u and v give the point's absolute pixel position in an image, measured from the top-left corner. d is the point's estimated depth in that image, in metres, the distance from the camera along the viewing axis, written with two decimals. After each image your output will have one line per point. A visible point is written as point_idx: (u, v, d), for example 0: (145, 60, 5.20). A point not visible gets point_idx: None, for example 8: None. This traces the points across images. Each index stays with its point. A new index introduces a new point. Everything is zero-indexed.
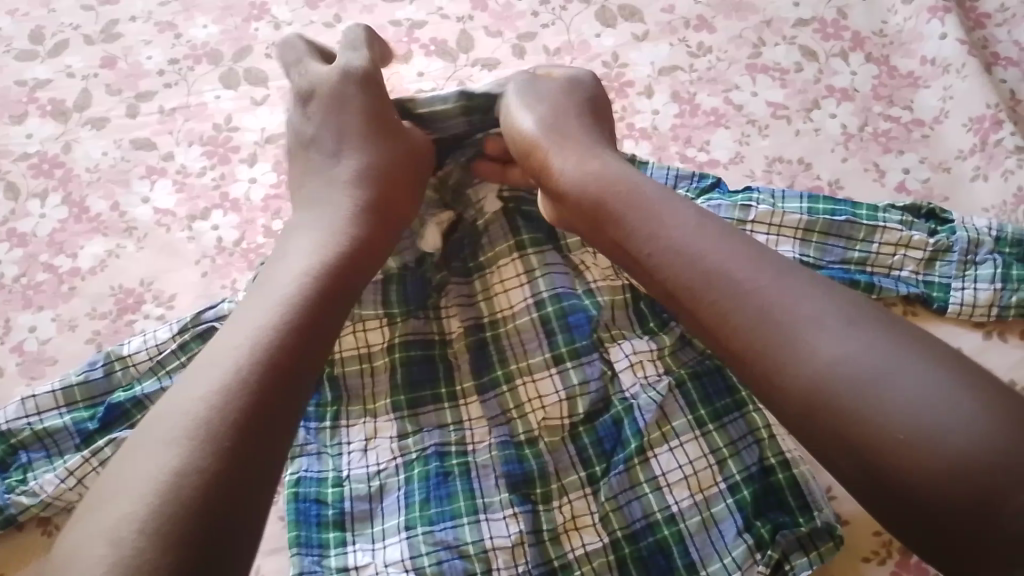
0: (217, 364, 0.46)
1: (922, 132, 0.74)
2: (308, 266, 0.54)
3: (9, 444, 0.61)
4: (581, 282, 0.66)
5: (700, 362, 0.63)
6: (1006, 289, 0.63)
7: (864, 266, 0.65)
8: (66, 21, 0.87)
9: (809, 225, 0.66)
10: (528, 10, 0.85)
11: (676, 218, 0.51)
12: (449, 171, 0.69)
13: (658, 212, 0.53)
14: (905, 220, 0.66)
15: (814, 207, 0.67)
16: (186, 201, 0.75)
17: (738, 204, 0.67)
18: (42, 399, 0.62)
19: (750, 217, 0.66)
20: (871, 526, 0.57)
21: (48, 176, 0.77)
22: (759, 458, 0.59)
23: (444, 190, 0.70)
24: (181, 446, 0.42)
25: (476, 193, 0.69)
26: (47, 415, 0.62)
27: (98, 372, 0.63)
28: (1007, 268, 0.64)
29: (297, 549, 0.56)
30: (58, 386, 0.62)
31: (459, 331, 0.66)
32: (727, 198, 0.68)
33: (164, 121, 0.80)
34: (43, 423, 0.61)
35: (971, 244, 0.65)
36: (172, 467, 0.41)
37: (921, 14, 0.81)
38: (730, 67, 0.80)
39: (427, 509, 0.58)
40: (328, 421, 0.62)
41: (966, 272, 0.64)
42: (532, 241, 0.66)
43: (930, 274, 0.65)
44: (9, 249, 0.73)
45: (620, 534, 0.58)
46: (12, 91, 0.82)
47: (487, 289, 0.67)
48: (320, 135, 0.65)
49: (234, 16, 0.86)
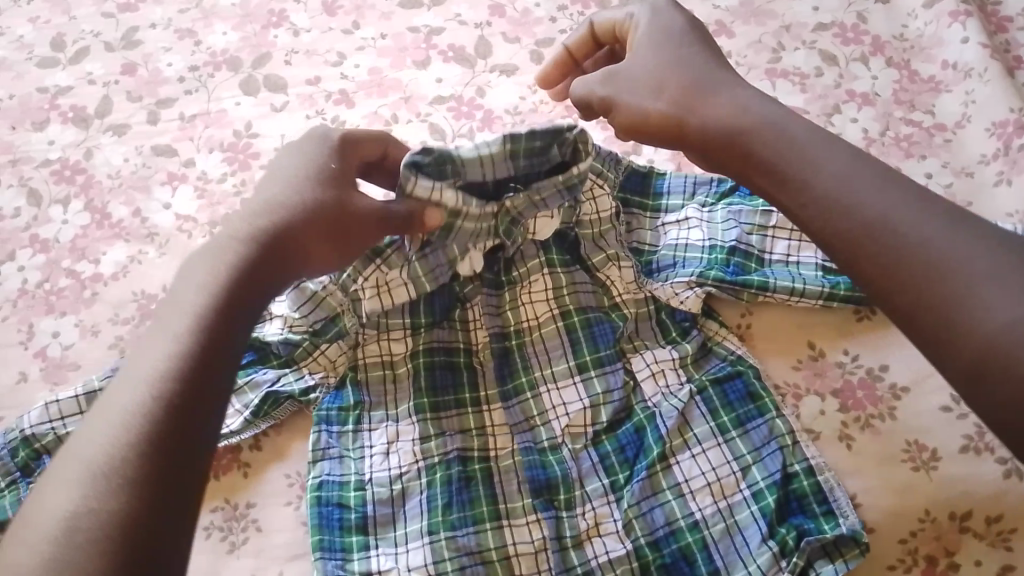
0: (133, 377, 0.42)
1: (944, 137, 0.74)
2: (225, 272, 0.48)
3: (32, 449, 0.61)
4: (606, 297, 0.66)
5: (722, 368, 0.63)
6: None
7: None
8: (87, 29, 0.87)
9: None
10: (546, 16, 0.85)
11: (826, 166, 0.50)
12: (517, 203, 0.60)
13: (801, 153, 0.51)
14: None
15: None
16: (206, 207, 0.75)
17: (761, 210, 0.68)
18: (65, 403, 0.62)
19: (771, 223, 0.67)
20: (897, 533, 0.57)
21: (70, 182, 0.77)
22: (783, 465, 0.58)
23: (502, 220, 0.61)
24: (88, 483, 0.37)
25: (534, 223, 0.62)
26: (68, 421, 0.62)
27: None
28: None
29: (320, 553, 0.57)
30: (81, 392, 0.62)
31: (483, 341, 0.65)
32: (749, 202, 0.69)
33: (184, 128, 0.80)
34: (65, 428, 0.61)
35: None
36: (78, 505, 0.36)
37: (942, 19, 0.80)
38: (750, 72, 0.79)
39: (449, 514, 0.58)
40: (350, 425, 0.62)
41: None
42: (561, 260, 0.66)
43: None
44: (31, 255, 0.73)
45: (644, 540, 0.57)
46: (33, 98, 0.83)
47: (513, 301, 0.66)
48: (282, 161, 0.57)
49: (253, 23, 0.87)
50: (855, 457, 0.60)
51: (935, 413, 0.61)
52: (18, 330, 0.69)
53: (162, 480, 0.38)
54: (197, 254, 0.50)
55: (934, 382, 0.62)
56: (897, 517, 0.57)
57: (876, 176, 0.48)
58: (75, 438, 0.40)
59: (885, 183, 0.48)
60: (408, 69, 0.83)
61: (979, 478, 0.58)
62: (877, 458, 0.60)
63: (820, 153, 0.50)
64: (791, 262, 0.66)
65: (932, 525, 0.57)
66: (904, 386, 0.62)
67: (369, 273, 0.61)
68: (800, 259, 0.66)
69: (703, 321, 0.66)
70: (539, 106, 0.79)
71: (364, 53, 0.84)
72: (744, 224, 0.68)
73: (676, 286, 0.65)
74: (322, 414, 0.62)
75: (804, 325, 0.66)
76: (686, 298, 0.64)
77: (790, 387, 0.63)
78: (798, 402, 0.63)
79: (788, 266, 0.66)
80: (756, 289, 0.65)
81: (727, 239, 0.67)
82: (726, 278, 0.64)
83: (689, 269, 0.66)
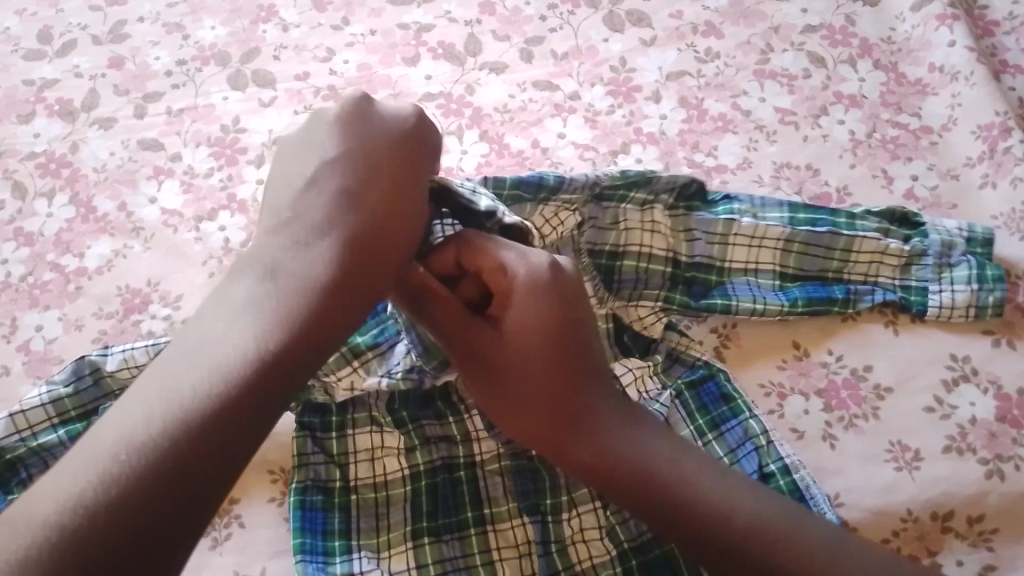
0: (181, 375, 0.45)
1: (931, 139, 0.75)
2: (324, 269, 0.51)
3: (1, 460, 0.58)
4: None
5: (694, 371, 0.63)
6: (983, 290, 0.65)
7: (840, 277, 0.67)
8: (74, 21, 0.87)
9: (791, 238, 0.66)
10: (536, 14, 0.85)
11: (713, 486, 0.51)
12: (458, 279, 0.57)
13: (685, 467, 0.52)
14: (882, 228, 0.67)
15: (795, 217, 0.67)
16: (192, 202, 0.75)
17: (722, 219, 0.66)
18: (32, 412, 0.59)
19: (734, 231, 0.66)
20: (878, 534, 0.57)
21: (55, 176, 0.77)
22: (759, 466, 0.59)
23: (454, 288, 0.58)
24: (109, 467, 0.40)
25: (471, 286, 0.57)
26: (38, 430, 0.59)
27: (86, 382, 0.60)
28: (981, 269, 0.66)
29: (301, 556, 0.56)
30: (47, 398, 0.59)
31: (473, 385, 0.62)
32: (710, 210, 0.67)
33: (171, 122, 0.80)
34: (37, 437, 0.59)
35: (944, 247, 0.67)
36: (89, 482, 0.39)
37: (929, 22, 0.81)
38: (738, 73, 0.80)
39: (435, 519, 0.58)
40: (334, 431, 0.61)
41: (942, 274, 0.66)
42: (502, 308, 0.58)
43: (907, 280, 0.67)
44: (15, 248, 0.73)
45: (627, 545, 0.58)
46: (19, 90, 0.82)
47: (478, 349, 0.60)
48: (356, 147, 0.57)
49: (242, 17, 0.86)
50: (838, 457, 0.60)
51: (918, 415, 0.61)
52: (0, 324, 0.69)
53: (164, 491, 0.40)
54: (261, 246, 0.53)
55: (918, 382, 0.63)
56: (880, 515, 0.57)
57: (755, 493, 0.51)
58: (118, 422, 0.43)
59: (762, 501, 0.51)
60: (398, 66, 0.82)
61: (962, 478, 0.58)
62: (861, 457, 0.60)
63: (697, 471, 0.52)
64: (749, 270, 0.67)
65: (915, 524, 0.57)
66: (888, 386, 0.63)
67: (345, 374, 0.60)
68: (758, 269, 0.67)
69: (665, 335, 0.65)
70: (528, 105, 0.79)
71: (354, 49, 0.84)
72: (707, 233, 0.67)
73: (641, 310, 0.65)
74: (304, 421, 0.61)
75: (785, 327, 0.66)
76: (650, 323, 0.65)
77: (776, 387, 0.63)
78: (784, 402, 0.63)
79: (747, 276, 0.67)
80: (720, 312, 0.65)
81: (690, 254, 0.67)
82: (690, 303, 0.65)
83: (652, 289, 0.66)
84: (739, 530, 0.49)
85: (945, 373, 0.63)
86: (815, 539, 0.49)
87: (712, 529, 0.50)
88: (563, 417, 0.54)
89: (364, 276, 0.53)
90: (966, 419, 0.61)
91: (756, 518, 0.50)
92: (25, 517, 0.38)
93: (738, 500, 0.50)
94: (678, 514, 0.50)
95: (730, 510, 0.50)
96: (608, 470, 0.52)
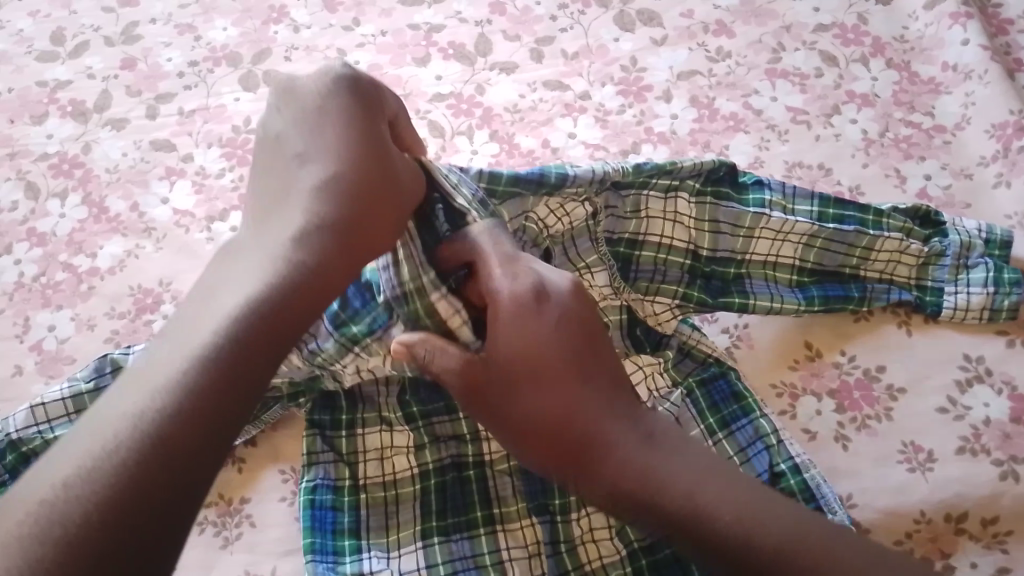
0: (182, 351, 0.44)
1: (944, 138, 0.74)
2: (310, 245, 0.51)
3: (19, 453, 0.58)
4: None
5: (705, 369, 0.63)
6: (998, 292, 0.64)
7: (858, 274, 0.66)
8: (86, 23, 0.87)
9: (816, 233, 0.64)
10: (546, 14, 0.85)
11: (732, 505, 0.48)
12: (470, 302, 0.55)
13: (701, 488, 0.49)
14: (906, 227, 0.66)
15: (823, 212, 0.66)
16: (204, 202, 0.75)
17: (750, 213, 0.64)
18: (52, 406, 0.59)
19: (757, 226, 0.65)
20: (890, 536, 0.57)
21: (68, 176, 0.77)
22: (770, 466, 0.58)
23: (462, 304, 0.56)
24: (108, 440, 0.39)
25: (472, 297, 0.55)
26: (56, 424, 0.59)
27: (107, 380, 0.60)
28: (998, 271, 0.65)
29: (311, 556, 0.56)
30: (68, 393, 0.59)
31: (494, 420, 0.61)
32: (738, 201, 0.65)
33: (183, 123, 0.80)
34: (53, 431, 0.59)
35: (963, 248, 0.66)
36: (89, 455, 0.38)
37: (942, 21, 0.80)
38: (749, 72, 0.79)
39: (444, 519, 0.58)
40: (344, 429, 0.61)
41: (959, 276, 0.66)
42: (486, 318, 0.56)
43: (924, 280, 0.66)
44: (28, 248, 0.73)
45: (637, 545, 0.57)
46: (32, 91, 0.83)
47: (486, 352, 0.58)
48: (331, 113, 0.57)
49: (253, 18, 0.86)
50: (851, 458, 0.60)
51: (932, 415, 0.61)
52: (13, 323, 0.69)
53: (162, 462, 0.39)
54: (246, 239, 0.54)
55: (931, 383, 0.62)
56: (892, 517, 0.57)
57: (780, 510, 0.48)
58: (118, 399, 0.42)
59: (787, 521, 0.48)
60: (408, 66, 0.82)
61: (976, 480, 0.58)
62: (873, 458, 0.60)
63: (717, 489, 0.49)
64: (769, 265, 0.66)
65: (928, 526, 0.57)
66: (901, 387, 0.62)
67: (348, 360, 0.58)
68: (778, 264, 0.65)
69: (676, 329, 0.64)
70: (538, 104, 0.79)
71: (364, 50, 0.84)
72: (731, 225, 0.65)
73: (656, 305, 0.64)
74: (314, 419, 0.61)
75: (800, 327, 0.66)
76: (665, 319, 0.63)
77: (788, 387, 0.63)
78: (796, 402, 0.62)
79: (766, 272, 0.66)
80: (736, 309, 0.64)
81: (714, 247, 0.65)
82: (707, 299, 0.64)
83: (670, 282, 0.64)
84: (764, 551, 0.46)
85: (958, 374, 0.62)
86: (841, 556, 0.46)
87: (735, 552, 0.47)
88: (567, 422, 0.52)
89: (343, 251, 0.52)
90: (980, 420, 0.60)
91: (779, 539, 0.47)
92: (11, 499, 0.37)
93: (760, 522, 0.47)
94: (698, 539, 0.48)
95: (753, 530, 0.47)
96: (625, 490, 0.50)
